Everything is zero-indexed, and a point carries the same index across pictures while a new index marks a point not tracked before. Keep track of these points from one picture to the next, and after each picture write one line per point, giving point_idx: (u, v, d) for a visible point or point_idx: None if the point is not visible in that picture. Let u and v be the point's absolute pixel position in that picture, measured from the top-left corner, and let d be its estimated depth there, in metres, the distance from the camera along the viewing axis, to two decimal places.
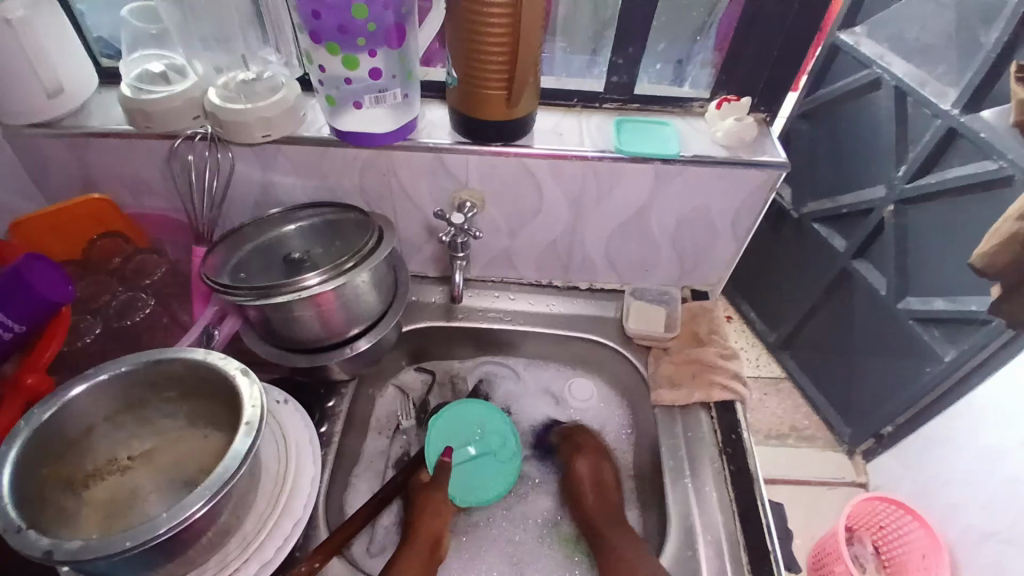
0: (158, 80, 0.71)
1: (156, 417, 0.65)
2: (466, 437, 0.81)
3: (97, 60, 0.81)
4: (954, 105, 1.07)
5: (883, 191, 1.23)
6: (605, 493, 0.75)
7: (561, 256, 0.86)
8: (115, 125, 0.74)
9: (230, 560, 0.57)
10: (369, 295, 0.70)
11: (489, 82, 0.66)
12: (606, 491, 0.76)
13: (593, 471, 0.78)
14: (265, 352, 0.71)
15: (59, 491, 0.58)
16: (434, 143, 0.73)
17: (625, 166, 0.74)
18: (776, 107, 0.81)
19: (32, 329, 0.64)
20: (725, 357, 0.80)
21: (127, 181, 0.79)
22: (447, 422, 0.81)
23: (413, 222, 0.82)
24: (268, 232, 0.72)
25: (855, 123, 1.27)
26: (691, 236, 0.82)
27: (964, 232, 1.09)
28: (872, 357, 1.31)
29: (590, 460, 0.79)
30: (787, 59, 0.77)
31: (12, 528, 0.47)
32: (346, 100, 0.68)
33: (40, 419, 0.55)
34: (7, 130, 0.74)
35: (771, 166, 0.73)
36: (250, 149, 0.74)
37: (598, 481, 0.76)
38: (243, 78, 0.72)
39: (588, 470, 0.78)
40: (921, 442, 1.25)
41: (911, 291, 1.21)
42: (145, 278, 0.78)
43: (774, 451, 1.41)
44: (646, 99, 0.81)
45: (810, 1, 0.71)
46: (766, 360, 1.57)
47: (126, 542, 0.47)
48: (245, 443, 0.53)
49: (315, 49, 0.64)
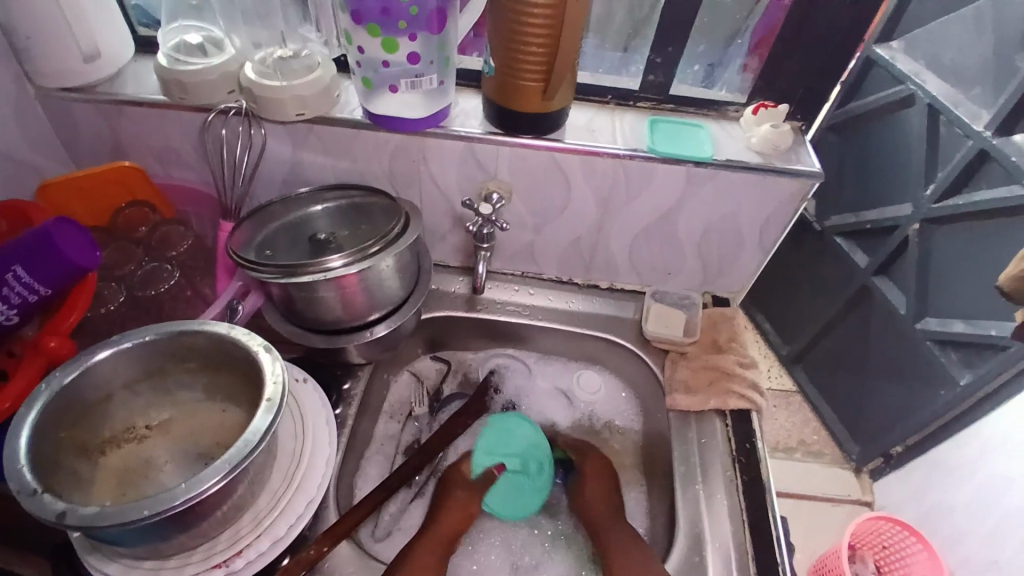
0: (195, 51, 0.71)
1: (175, 389, 0.65)
2: (512, 450, 0.80)
3: (135, 29, 0.81)
4: (987, 127, 1.06)
5: (909, 209, 1.21)
6: (608, 489, 0.76)
7: (584, 254, 0.86)
8: (149, 94, 0.74)
9: (242, 536, 0.58)
10: (392, 281, 0.70)
11: (527, 74, 0.65)
12: (609, 489, 0.76)
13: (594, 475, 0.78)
14: (285, 329, 0.71)
15: (75, 456, 0.58)
16: (465, 132, 0.72)
17: (657, 167, 0.73)
18: (813, 116, 0.80)
19: (59, 293, 0.63)
20: (744, 365, 0.79)
21: (158, 151, 0.80)
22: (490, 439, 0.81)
23: (438, 210, 0.82)
24: (295, 212, 0.72)
25: (885, 139, 1.25)
26: (717, 241, 0.81)
27: (990, 255, 1.07)
28: (886, 377, 1.29)
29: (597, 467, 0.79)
30: (826, 70, 0.76)
31: (26, 491, 0.47)
32: (382, 83, 0.68)
33: (60, 383, 0.55)
34: (41, 92, 0.74)
35: (804, 175, 0.72)
36: (283, 126, 0.74)
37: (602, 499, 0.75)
38: (281, 55, 0.71)
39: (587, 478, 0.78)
40: (930, 465, 1.24)
41: (931, 313, 1.19)
42: (170, 249, 0.78)
43: (782, 464, 1.41)
44: (681, 100, 0.80)
45: (855, 11, 0.70)
46: (777, 373, 1.56)
47: (143, 510, 0.47)
48: (265, 419, 0.53)
49: (355, 30, 0.64)
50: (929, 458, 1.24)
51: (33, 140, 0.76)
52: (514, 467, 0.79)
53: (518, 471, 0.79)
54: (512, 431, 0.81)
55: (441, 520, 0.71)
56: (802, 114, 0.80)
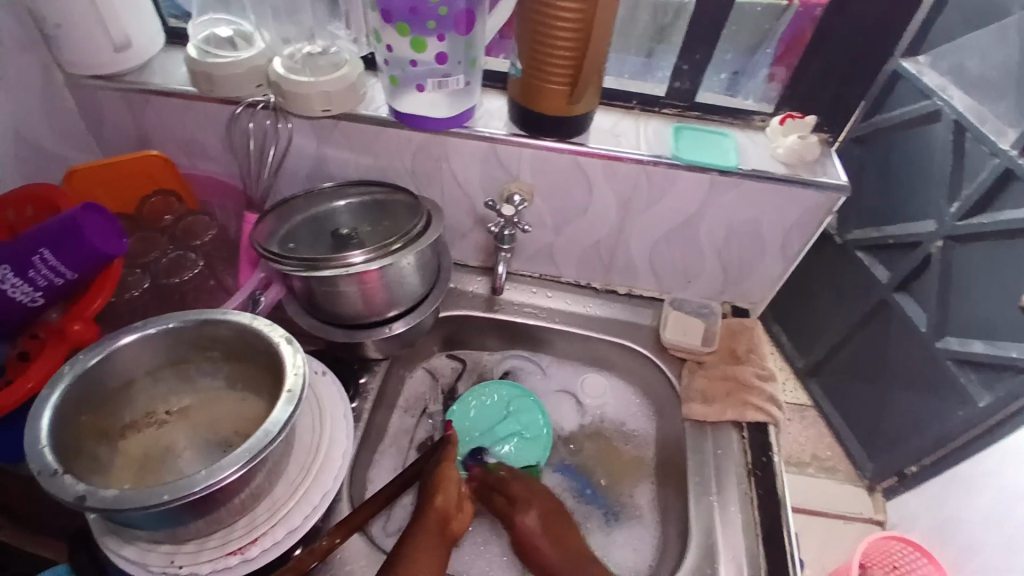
0: (224, 45, 0.72)
1: (196, 376, 0.66)
2: (499, 416, 0.84)
3: (165, 20, 0.82)
4: (1013, 146, 1.04)
5: (932, 225, 1.20)
6: (544, 506, 0.71)
7: (604, 257, 0.86)
8: (178, 85, 0.75)
9: (257, 525, 0.58)
10: (412, 277, 0.70)
11: (553, 76, 0.65)
12: (550, 516, 0.70)
13: (541, 514, 0.70)
14: (305, 323, 0.72)
15: (96, 439, 0.59)
16: (490, 133, 0.73)
17: (681, 173, 0.73)
18: (839, 129, 0.79)
19: (82, 279, 0.64)
20: (763, 377, 0.79)
21: (184, 142, 0.81)
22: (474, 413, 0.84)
23: (460, 209, 0.83)
24: (319, 206, 0.73)
25: (909, 153, 1.24)
26: (739, 250, 0.81)
27: (1009, 274, 1.06)
28: (902, 394, 1.28)
29: (525, 489, 0.72)
30: (854, 82, 0.75)
31: (48, 471, 0.48)
32: (409, 82, 0.68)
33: (84, 366, 0.56)
34: (72, 80, 0.76)
35: (830, 187, 0.71)
36: (309, 121, 0.75)
37: (546, 520, 0.69)
38: (309, 50, 0.72)
39: (531, 506, 0.70)
40: (945, 485, 1.22)
41: (951, 331, 1.17)
42: (195, 239, 0.79)
43: (794, 478, 1.39)
44: (706, 108, 0.80)
45: (883, 19, 0.69)
46: (792, 386, 1.55)
47: (163, 495, 0.47)
48: (285, 411, 0.53)
49: (385, 28, 0.65)
50: (944, 478, 1.22)
51: (62, 128, 0.77)
52: (504, 430, 0.82)
53: (509, 434, 0.82)
54: (489, 403, 0.85)
55: (442, 492, 0.67)
56: (829, 124, 0.79)
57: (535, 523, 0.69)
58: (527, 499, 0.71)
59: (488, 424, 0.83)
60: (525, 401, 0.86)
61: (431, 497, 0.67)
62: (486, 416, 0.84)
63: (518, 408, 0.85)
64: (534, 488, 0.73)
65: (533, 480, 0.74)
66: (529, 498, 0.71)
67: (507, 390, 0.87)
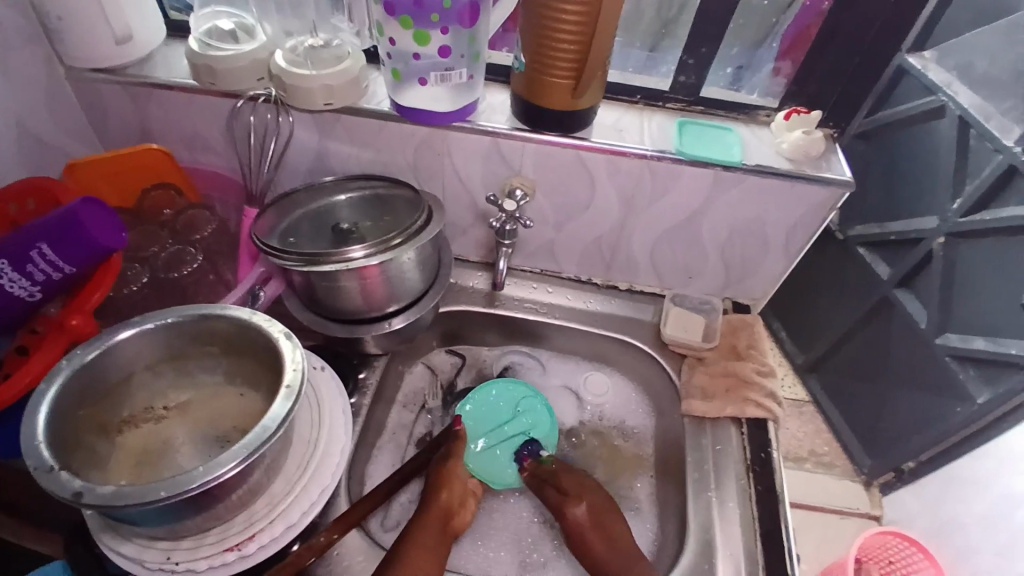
0: (226, 38, 0.71)
1: (195, 371, 0.66)
2: (504, 416, 0.83)
3: (166, 12, 0.81)
4: (1017, 141, 1.04)
5: (934, 222, 1.19)
6: (597, 498, 0.71)
7: (605, 253, 0.85)
8: (179, 78, 0.75)
9: (256, 521, 0.58)
10: (413, 273, 0.70)
11: (556, 70, 0.65)
12: (600, 509, 0.70)
13: (593, 507, 0.70)
14: (305, 318, 0.71)
15: (94, 434, 0.59)
16: (492, 127, 0.72)
17: (684, 169, 0.72)
18: (845, 123, 0.78)
19: (82, 273, 0.64)
20: (762, 373, 0.79)
21: (185, 135, 0.80)
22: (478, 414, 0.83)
23: (460, 204, 0.82)
24: (319, 200, 0.73)
25: (913, 149, 1.24)
26: (741, 247, 0.80)
27: (1011, 271, 1.06)
28: (901, 391, 1.28)
29: (578, 483, 0.72)
30: (860, 78, 0.75)
31: (45, 468, 0.48)
32: (412, 76, 0.68)
33: (82, 361, 0.56)
34: (71, 72, 0.75)
35: (834, 184, 0.71)
36: (310, 115, 0.75)
37: (594, 514, 0.69)
38: (311, 43, 0.71)
39: (585, 499, 0.70)
40: (943, 482, 1.22)
41: (952, 327, 1.17)
42: (195, 233, 0.78)
43: (791, 473, 1.39)
44: (712, 102, 0.79)
45: (891, 19, 0.69)
46: (791, 382, 1.55)
47: (160, 492, 0.47)
48: (283, 407, 0.53)
49: (388, 21, 0.64)
50: (943, 475, 1.22)
51: (62, 120, 0.77)
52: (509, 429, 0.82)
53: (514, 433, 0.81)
54: (492, 403, 0.84)
55: (445, 490, 0.68)
56: (834, 120, 0.78)
57: (584, 515, 0.69)
58: (584, 492, 0.71)
59: (495, 422, 0.82)
60: (528, 398, 0.85)
61: (433, 495, 0.68)
62: (493, 414, 0.83)
63: (522, 405, 0.84)
64: (584, 482, 0.73)
65: (585, 474, 0.75)
66: (583, 491, 0.71)
67: (510, 385, 0.85)
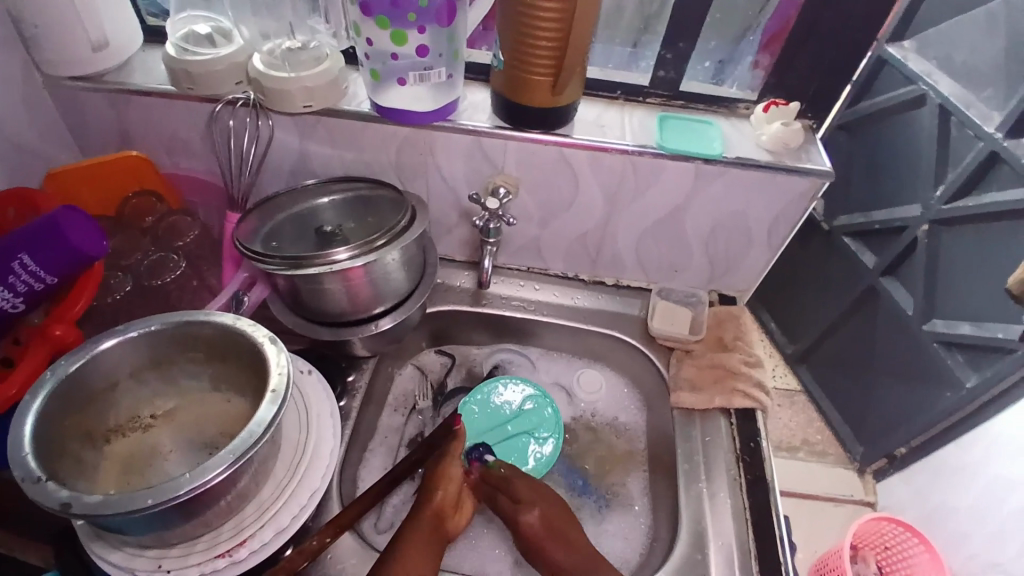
0: (203, 42, 0.71)
1: (180, 378, 0.65)
2: (507, 416, 0.83)
3: (144, 18, 0.81)
4: (998, 129, 1.05)
5: (918, 209, 1.20)
6: (551, 507, 0.69)
7: (591, 249, 0.85)
8: (158, 83, 0.74)
9: (245, 526, 0.58)
10: (397, 274, 0.70)
11: (536, 67, 0.65)
12: (558, 515, 0.68)
13: (546, 516, 0.67)
14: (290, 321, 0.71)
15: (80, 444, 0.59)
16: (474, 126, 0.72)
17: (666, 163, 0.73)
18: (824, 115, 0.79)
19: (64, 282, 0.64)
20: (750, 364, 0.79)
21: (165, 141, 0.80)
22: (483, 412, 0.84)
23: (445, 203, 0.82)
24: (302, 203, 0.72)
25: (895, 138, 1.24)
26: (725, 239, 0.81)
27: (995, 256, 1.07)
28: (891, 378, 1.29)
29: (531, 490, 0.70)
30: (839, 69, 0.75)
31: (31, 478, 0.47)
32: (391, 75, 0.68)
33: (65, 371, 0.55)
34: (49, 80, 0.74)
35: (815, 174, 0.71)
36: (290, 118, 0.74)
37: (548, 524, 0.66)
38: (289, 46, 0.71)
39: (539, 507, 0.68)
40: (933, 467, 1.23)
41: (938, 314, 1.18)
42: (178, 239, 0.78)
43: (784, 463, 1.40)
44: (691, 97, 0.80)
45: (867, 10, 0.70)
46: (782, 372, 1.56)
47: (148, 499, 0.47)
48: (268, 411, 0.53)
49: (364, 21, 0.64)
50: (933, 460, 1.23)
51: (42, 129, 0.76)
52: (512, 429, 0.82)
53: (516, 434, 0.82)
54: (498, 402, 0.85)
55: (441, 489, 0.68)
56: (813, 111, 0.79)
57: (538, 524, 0.66)
58: (539, 501, 0.68)
59: (498, 422, 0.83)
60: (535, 399, 0.85)
61: (430, 493, 0.67)
62: (496, 414, 0.84)
63: (527, 406, 0.85)
64: (539, 490, 0.70)
65: (539, 480, 0.72)
66: (535, 500, 0.68)
67: (516, 386, 0.86)
